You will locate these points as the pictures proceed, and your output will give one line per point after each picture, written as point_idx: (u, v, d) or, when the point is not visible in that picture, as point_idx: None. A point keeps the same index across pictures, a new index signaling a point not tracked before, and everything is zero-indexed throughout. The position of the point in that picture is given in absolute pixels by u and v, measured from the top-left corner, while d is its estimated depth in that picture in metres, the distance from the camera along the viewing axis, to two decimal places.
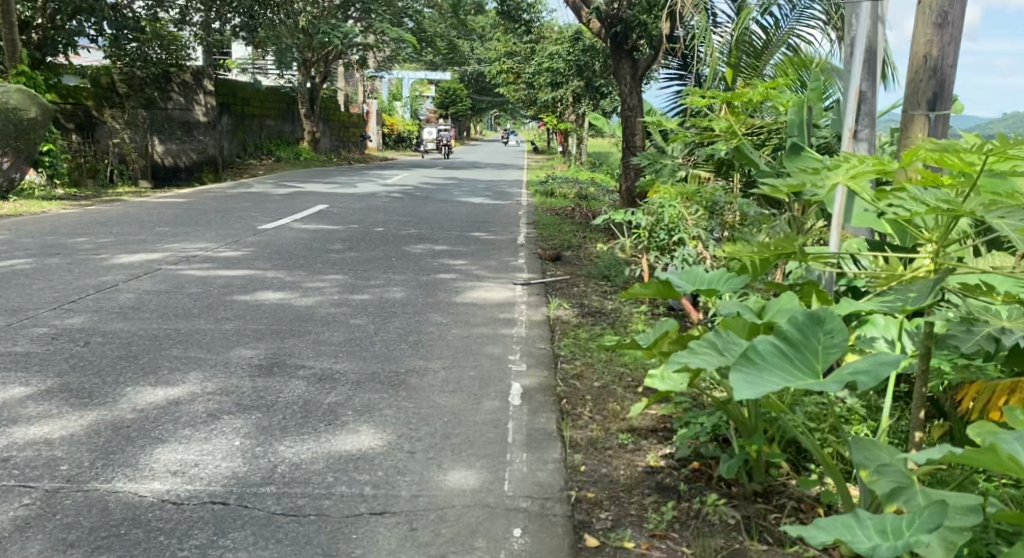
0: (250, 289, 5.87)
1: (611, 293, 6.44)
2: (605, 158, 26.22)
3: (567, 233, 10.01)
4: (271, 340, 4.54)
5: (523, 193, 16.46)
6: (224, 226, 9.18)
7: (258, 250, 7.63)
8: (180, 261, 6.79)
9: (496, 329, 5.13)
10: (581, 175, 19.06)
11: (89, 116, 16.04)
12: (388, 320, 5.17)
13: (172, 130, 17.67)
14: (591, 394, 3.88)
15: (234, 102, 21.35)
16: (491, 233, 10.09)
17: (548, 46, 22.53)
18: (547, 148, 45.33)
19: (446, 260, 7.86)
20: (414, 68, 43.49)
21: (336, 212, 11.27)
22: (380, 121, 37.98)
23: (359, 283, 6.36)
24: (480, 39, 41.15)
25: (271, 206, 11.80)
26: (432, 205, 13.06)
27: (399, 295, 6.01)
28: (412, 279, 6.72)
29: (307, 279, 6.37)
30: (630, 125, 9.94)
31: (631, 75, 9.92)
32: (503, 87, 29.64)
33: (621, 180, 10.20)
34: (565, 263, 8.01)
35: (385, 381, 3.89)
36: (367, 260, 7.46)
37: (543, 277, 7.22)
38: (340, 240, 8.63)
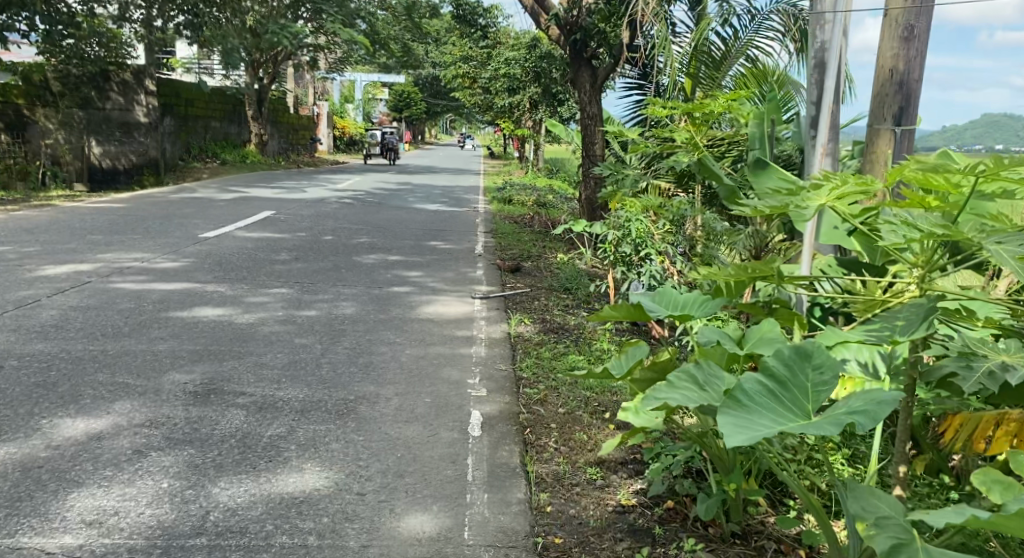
0: (188, 305, 5.51)
1: (572, 309, 6.25)
2: (562, 164, 26.20)
3: (525, 243, 9.81)
4: (209, 363, 4.22)
5: (479, 200, 16.24)
6: (163, 234, 8.75)
7: (199, 261, 7.25)
8: (112, 272, 6.38)
9: (454, 349, 4.89)
10: (537, 182, 18.93)
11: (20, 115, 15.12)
12: (337, 340, 4.88)
13: (111, 132, 17.02)
14: (556, 421, 3.66)
15: (178, 103, 20.69)
16: (446, 243, 9.83)
17: (504, 52, 22.39)
18: (501, 154, 45.22)
19: (400, 271, 7.58)
20: (367, 72, 43.02)
21: (283, 219, 10.89)
22: (332, 124, 37.42)
23: (307, 297, 6.05)
24: (435, 44, 40.91)
25: (215, 212, 11.36)
26: (385, 213, 12.74)
27: (350, 311, 5.71)
28: (364, 293, 6.43)
29: (251, 293, 6.03)
30: (589, 134, 9.80)
31: (590, 83, 9.80)
32: (458, 92, 29.42)
33: (581, 190, 10.06)
34: (523, 276, 7.80)
35: (334, 410, 3.62)
36: (316, 272, 7.14)
37: (502, 291, 7.00)
38: (288, 250, 8.28)
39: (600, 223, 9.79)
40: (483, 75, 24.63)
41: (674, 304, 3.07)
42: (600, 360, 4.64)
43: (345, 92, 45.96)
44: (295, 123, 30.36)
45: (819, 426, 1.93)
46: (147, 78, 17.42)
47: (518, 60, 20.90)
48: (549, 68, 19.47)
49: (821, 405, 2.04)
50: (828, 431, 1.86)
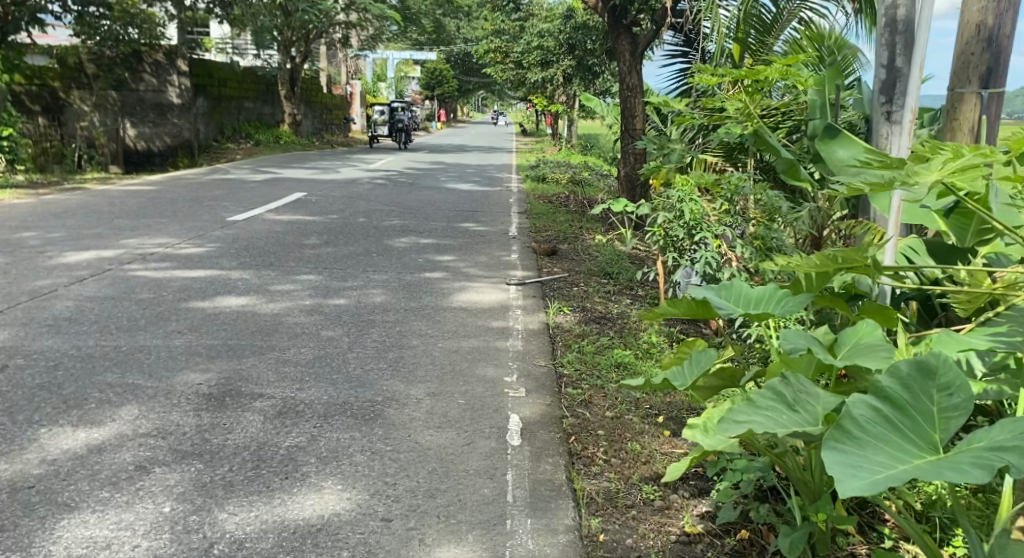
0: (210, 293, 5.22)
1: (615, 295, 5.85)
2: (596, 140, 25.71)
3: (562, 224, 9.38)
4: (229, 359, 3.90)
5: (512, 178, 15.83)
6: (191, 218, 8.49)
7: (226, 245, 6.97)
8: (135, 259, 6.11)
9: (488, 343, 4.53)
10: (572, 159, 18.50)
11: (56, 98, 15.15)
12: (366, 332, 4.54)
13: (144, 114, 16.99)
14: (604, 426, 3.30)
15: (211, 83, 20.53)
16: (480, 224, 9.46)
17: (538, 23, 21.87)
18: (535, 130, 44.60)
19: (432, 255, 7.23)
20: (399, 49, 42.70)
21: (314, 201, 10.59)
22: (364, 103, 37.21)
23: (335, 285, 5.73)
24: (466, 19, 40.44)
25: (246, 194, 11.11)
26: (417, 193, 12.40)
27: (380, 300, 5.38)
28: (395, 278, 6.10)
29: (277, 280, 5.72)
30: (630, 105, 9.29)
31: (630, 53, 9.30)
32: (490, 67, 28.93)
33: (620, 166, 9.59)
34: (560, 259, 7.39)
35: (358, 415, 3.28)
36: (345, 257, 6.82)
37: (539, 276, 6.62)
38: (317, 233, 7.97)
39: (641, 201, 9.34)
40: (516, 49, 24.14)
41: (741, 298, 2.68)
42: (649, 356, 4.27)
43: (378, 70, 45.51)
44: (327, 102, 30.10)
45: (958, 462, 1.60)
46: (180, 58, 17.25)
47: (552, 31, 20.37)
48: (584, 40, 18.93)
49: (950, 438, 1.72)
50: (972, 473, 1.55)
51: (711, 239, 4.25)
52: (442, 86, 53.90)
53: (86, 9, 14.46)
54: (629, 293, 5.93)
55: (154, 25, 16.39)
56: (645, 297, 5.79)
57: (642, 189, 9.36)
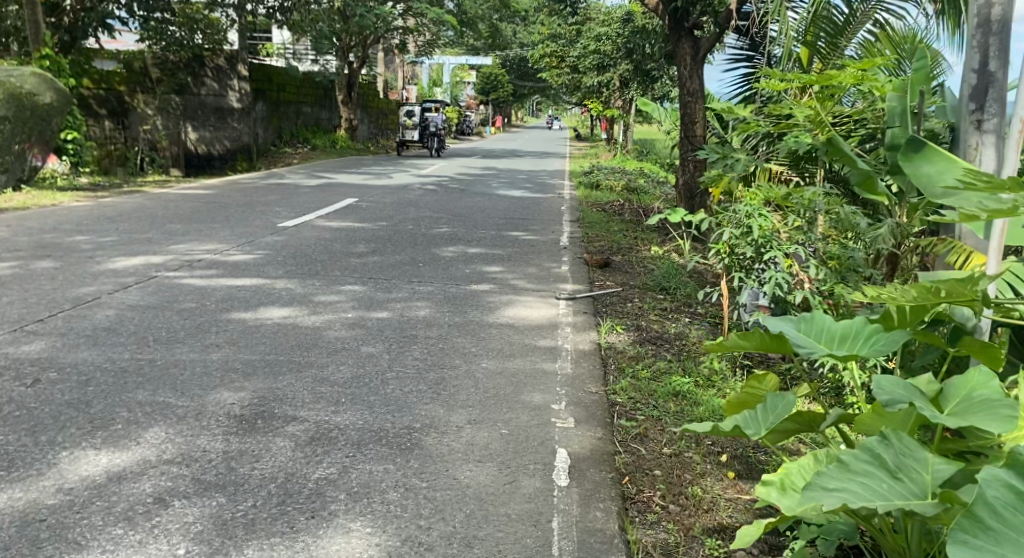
0: (252, 304, 5.08)
1: (671, 313, 5.56)
2: (651, 145, 25.31)
3: (615, 234, 9.09)
4: (265, 376, 3.74)
5: (565, 184, 15.56)
6: (241, 223, 8.44)
7: (273, 253, 6.86)
8: (182, 266, 6.03)
9: (535, 364, 4.29)
10: (627, 165, 18.18)
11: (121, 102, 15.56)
12: (408, 349, 4.34)
13: (205, 117, 16.91)
14: (661, 466, 3.07)
15: (270, 88, 20.78)
16: (531, 233, 9.22)
17: (594, 27, 21.60)
18: (589, 134, 44.24)
19: (481, 266, 7.01)
20: (455, 54, 42.82)
21: (365, 206, 10.50)
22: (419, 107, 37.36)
23: (379, 296, 5.56)
24: (521, 24, 40.37)
25: (298, 199, 11.07)
26: (468, 199, 12.24)
27: (424, 314, 5.18)
28: (441, 290, 5.90)
29: (321, 291, 5.57)
30: (690, 111, 8.95)
31: (691, 57, 8.96)
32: (545, 72, 28.73)
33: (678, 174, 9.25)
34: (613, 271, 7.11)
35: (394, 444, 3.07)
36: (392, 267, 6.65)
37: (591, 290, 6.35)
38: (366, 241, 7.84)
39: (700, 211, 8.99)
40: (571, 54, 23.90)
41: (824, 333, 2.44)
42: (710, 385, 4.01)
43: (434, 75, 45.59)
44: (383, 107, 30.25)
45: None
46: (241, 62, 17.19)
47: (609, 35, 20.07)
48: (641, 44, 18.58)
49: None
50: None
51: (783, 256, 3.91)
52: (498, 91, 53.87)
53: (150, 13, 15.35)
54: (686, 311, 5.64)
55: (217, 31, 16.96)
56: (702, 317, 5.50)
57: (701, 199, 9.01)
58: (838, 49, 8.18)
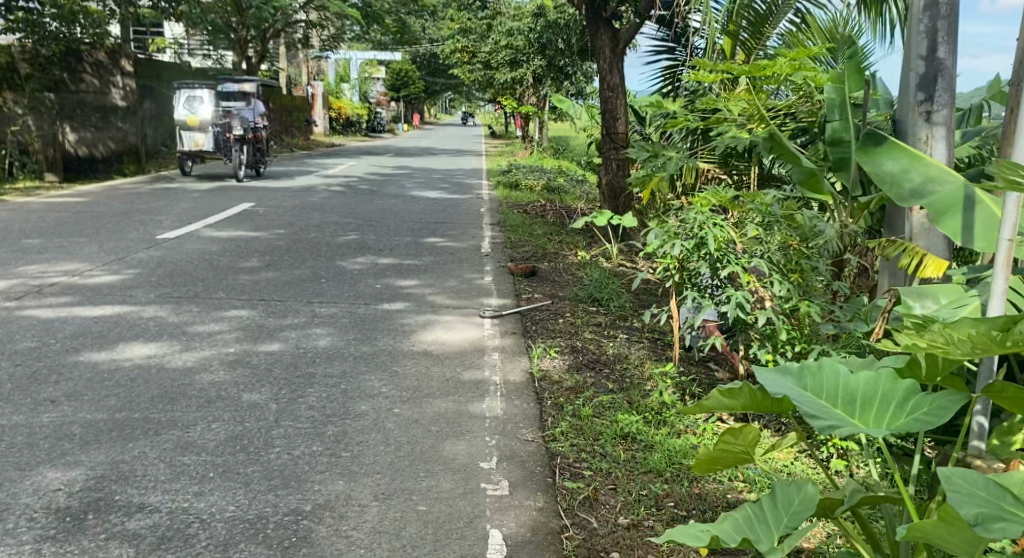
0: (110, 340, 4.21)
1: (608, 330, 4.99)
2: (567, 142, 24.92)
3: (539, 238, 8.52)
4: (109, 442, 2.92)
5: (482, 184, 14.92)
6: (114, 236, 7.42)
7: (147, 272, 5.93)
8: (28, 294, 5.06)
9: (459, 404, 3.62)
10: (544, 163, 17.66)
11: None
12: (302, 393, 3.60)
13: (86, 117, 15.64)
14: (618, 543, 2.44)
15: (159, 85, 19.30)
16: (448, 239, 8.52)
17: (506, 22, 21.08)
18: (504, 130, 43.75)
19: (392, 279, 6.28)
20: (363, 49, 41.47)
21: (263, 213, 9.56)
22: (326, 103, 35.90)
23: (272, 323, 4.77)
24: (431, 20, 39.43)
25: (188, 206, 10.03)
26: (379, 201, 11.44)
27: (325, 344, 4.42)
28: (346, 312, 5.14)
29: (200, 319, 4.74)
30: (611, 107, 8.45)
31: (610, 49, 8.44)
32: (455, 68, 28.04)
33: (601, 173, 8.71)
34: (540, 281, 6.50)
35: (276, 542, 2.34)
36: (289, 285, 5.84)
37: (518, 304, 5.71)
38: (261, 253, 6.97)
39: (625, 213, 8.50)
40: (483, 49, 23.29)
41: (838, 389, 1.95)
42: (660, 421, 3.41)
43: (341, 71, 43.99)
44: (287, 104, 28.88)
45: None
46: (123, 57, 16.28)
47: (522, 30, 19.56)
48: (555, 38, 18.14)
49: None
50: None
51: (743, 270, 3.29)
52: (408, 88, 52.57)
53: None
54: (623, 329, 5.07)
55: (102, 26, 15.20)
56: (641, 335, 4.93)
57: (626, 199, 8.51)
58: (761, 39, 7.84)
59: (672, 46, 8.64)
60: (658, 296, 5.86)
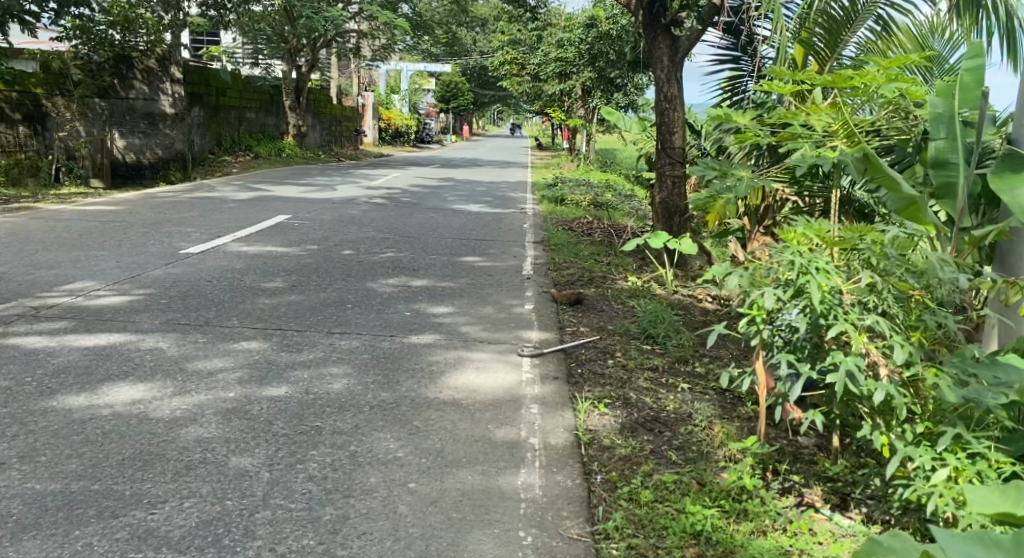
0: (94, 379, 3.66)
1: (665, 378, 4.29)
2: (617, 157, 24.20)
3: (586, 259, 7.85)
4: (53, 529, 2.39)
5: (528, 198, 14.28)
6: (134, 250, 6.97)
7: (158, 293, 5.42)
8: (21, 319, 4.57)
9: (490, 475, 2.97)
10: (592, 177, 16.97)
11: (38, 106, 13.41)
12: (302, 457, 2.99)
13: (135, 123, 15.19)
14: None
15: (211, 93, 18.86)
16: (489, 259, 7.88)
17: (557, 33, 20.50)
18: (552, 142, 43.25)
19: (424, 306, 5.66)
20: (414, 60, 41.36)
21: (296, 226, 9.07)
22: (376, 112, 35.74)
23: (283, 359, 4.19)
24: (482, 31, 39.09)
25: (221, 216, 9.60)
26: (419, 215, 10.88)
27: (337, 389, 3.81)
28: (367, 346, 4.54)
29: (202, 353, 4.17)
30: (668, 120, 7.75)
31: (669, 58, 7.72)
32: (505, 80, 27.55)
33: (654, 191, 8.00)
34: (587, 311, 5.83)
35: None
36: (309, 311, 5.26)
37: (562, 339, 5.05)
38: (285, 272, 6.43)
39: (681, 234, 7.82)
40: (534, 60, 22.83)
41: None
42: (737, 513, 2.73)
43: (392, 81, 43.91)
44: (336, 113, 28.67)
45: None
46: (174, 64, 15.63)
47: (573, 41, 18.93)
48: (608, 50, 17.51)
49: None
50: None
51: (855, 329, 2.50)
52: (459, 98, 52.44)
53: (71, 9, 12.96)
54: (684, 376, 4.38)
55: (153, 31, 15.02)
56: (704, 384, 4.24)
57: (682, 219, 7.83)
58: (838, 45, 7.04)
59: (737, 55, 7.91)
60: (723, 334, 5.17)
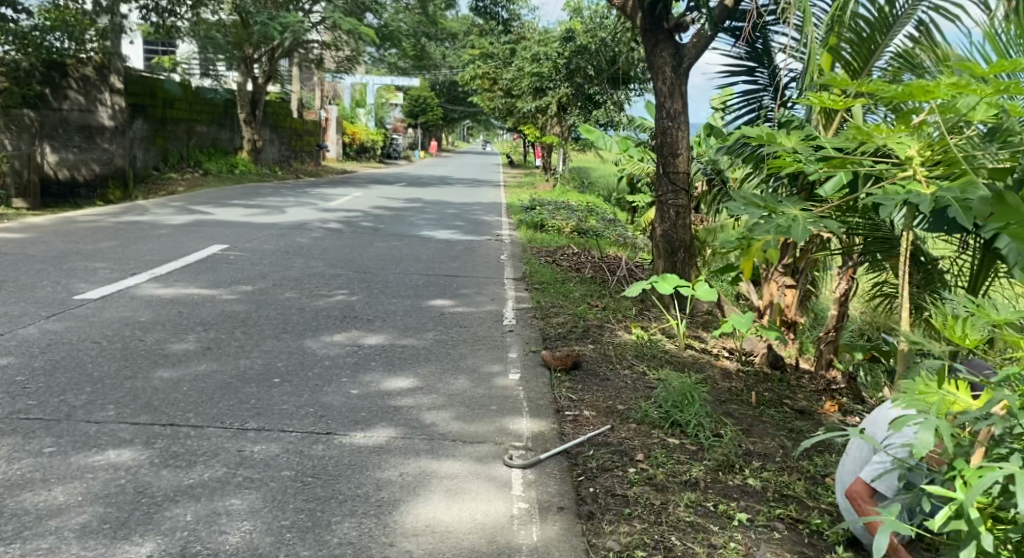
0: None
1: (711, 509, 3.11)
2: (589, 176, 23.19)
3: (576, 303, 6.65)
4: None
5: (502, 222, 13.03)
6: (17, 295, 5.55)
7: (19, 363, 4.04)
8: None
9: None
10: (569, 198, 15.85)
11: None
12: None
13: (69, 136, 13.44)
14: None
15: (156, 105, 17.29)
16: (460, 302, 6.62)
17: (530, 46, 19.43)
18: (523, 160, 42.46)
19: (376, 379, 4.35)
20: (381, 74, 40.12)
21: (232, 259, 7.68)
22: (341, 128, 34.32)
23: (160, 484, 2.86)
24: (451, 47, 38.06)
25: (142, 245, 8.14)
26: (378, 243, 9.57)
27: (232, 547, 2.52)
28: (292, 452, 3.24)
29: (40, 478, 2.83)
30: (670, 140, 6.54)
31: (672, 68, 6.50)
32: (474, 95, 26.41)
33: (653, 222, 6.81)
34: (586, 382, 4.61)
35: None
36: (222, 389, 3.89)
37: (562, 431, 3.80)
38: (200, 326, 5.07)
39: (687, 273, 6.64)
40: (505, 75, 21.78)
41: None
42: None
43: (358, 95, 42.42)
44: (297, 127, 27.21)
45: None
46: (114, 73, 14.08)
47: (548, 54, 17.89)
48: (585, 64, 16.52)
49: None
50: None
51: None
52: (427, 114, 51.33)
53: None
54: (734, 502, 3.22)
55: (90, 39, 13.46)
56: (766, 514, 3.15)
57: (688, 256, 6.66)
58: (870, 56, 5.69)
59: (751, 65, 6.73)
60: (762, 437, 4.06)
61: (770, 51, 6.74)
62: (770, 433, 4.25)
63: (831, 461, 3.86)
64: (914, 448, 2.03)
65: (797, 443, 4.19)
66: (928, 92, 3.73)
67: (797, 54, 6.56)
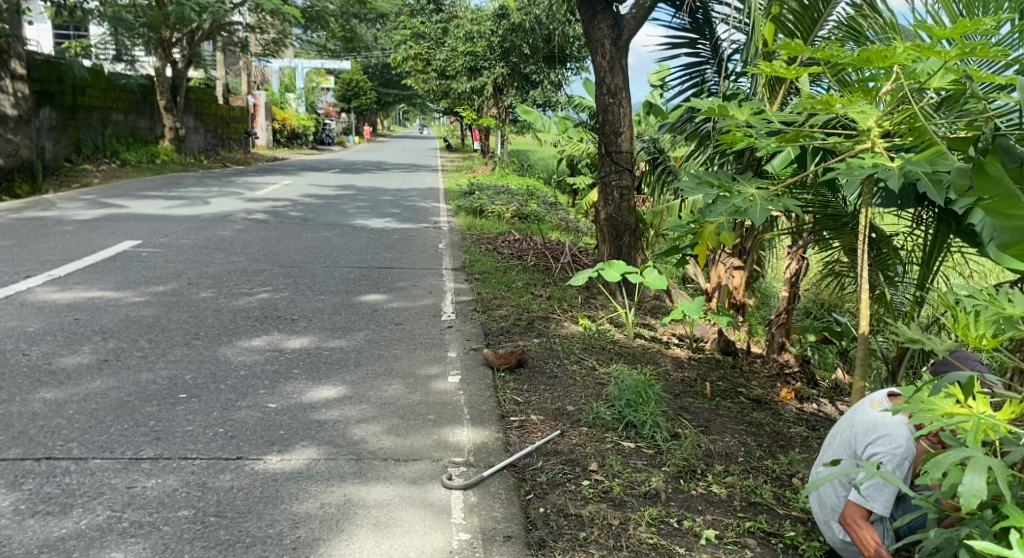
0: None
1: (675, 526, 2.77)
2: (527, 158, 22.82)
3: (518, 292, 6.27)
4: None
5: (439, 208, 12.56)
6: None
7: None
8: None
9: None
10: (508, 181, 15.46)
11: None
12: None
13: None
14: None
15: (65, 92, 16.21)
16: (395, 296, 6.17)
17: (463, 26, 18.89)
18: (461, 143, 41.91)
19: (298, 389, 3.89)
20: (310, 58, 38.93)
21: (144, 256, 7.07)
22: (270, 114, 33.15)
23: (24, 538, 2.38)
24: (382, 29, 37.13)
25: (43, 243, 7.45)
26: (308, 235, 9.01)
27: None
28: (194, 486, 2.77)
29: None
30: (612, 117, 6.17)
31: (611, 41, 6.12)
32: (407, 78, 25.73)
33: (596, 205, 6.46)
34: (531, 381, 4.23)
35: None
36: (115, 411, 3.40)
37: (506, 441, 3.41)
38: (99, 334, 4.52)
39: (633, 257, 6.31)
40: (438, 56, 21.21)
41: None
42: None
43: (287, 80, 41.11)
44: (223, 114, 26.09)
45: None
46: (14, 58, 13.05)
47: (482, 33, 17.40)
48: (520, 43, 16.09)
49: None
50: None
51: None
52: (360, 98, 50.17)
53: None
54: (699, 516, 2.88)
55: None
56: (735, 529, 2.82)
57: (633, 238, 6.33)
58: (813, 25, 5.31)
59: (693, 37, 6.43)
60: (723, 435, 3.75)
61: (711, 21, 6.41)
62: (730, 428, 3.94)
63: (798, 459, 3.56)
64: (966, 499, 1.78)
65: (759, 438, 3.89)
66: (887, 56, 3.40)
67: (739, 25, 6.27)
